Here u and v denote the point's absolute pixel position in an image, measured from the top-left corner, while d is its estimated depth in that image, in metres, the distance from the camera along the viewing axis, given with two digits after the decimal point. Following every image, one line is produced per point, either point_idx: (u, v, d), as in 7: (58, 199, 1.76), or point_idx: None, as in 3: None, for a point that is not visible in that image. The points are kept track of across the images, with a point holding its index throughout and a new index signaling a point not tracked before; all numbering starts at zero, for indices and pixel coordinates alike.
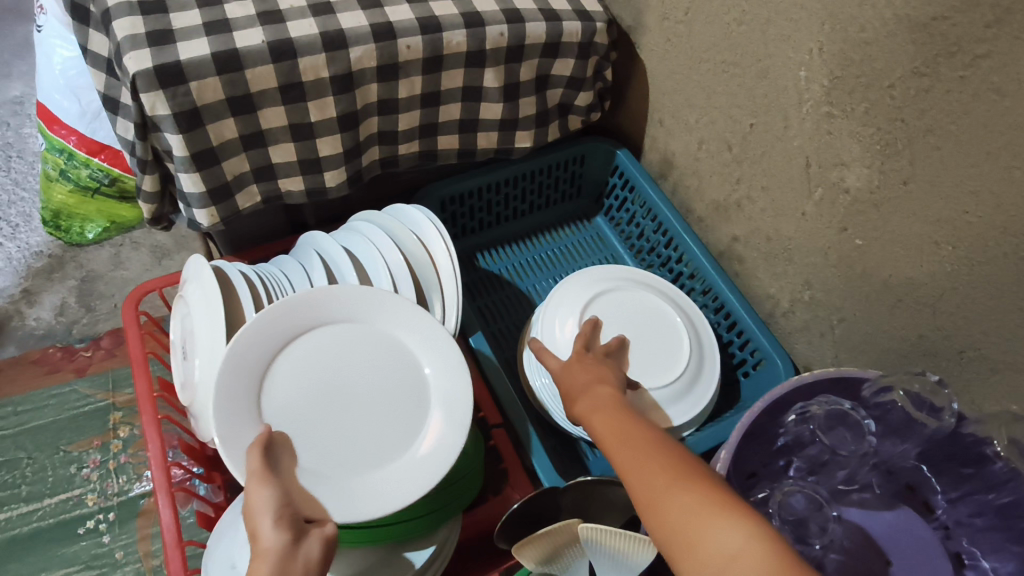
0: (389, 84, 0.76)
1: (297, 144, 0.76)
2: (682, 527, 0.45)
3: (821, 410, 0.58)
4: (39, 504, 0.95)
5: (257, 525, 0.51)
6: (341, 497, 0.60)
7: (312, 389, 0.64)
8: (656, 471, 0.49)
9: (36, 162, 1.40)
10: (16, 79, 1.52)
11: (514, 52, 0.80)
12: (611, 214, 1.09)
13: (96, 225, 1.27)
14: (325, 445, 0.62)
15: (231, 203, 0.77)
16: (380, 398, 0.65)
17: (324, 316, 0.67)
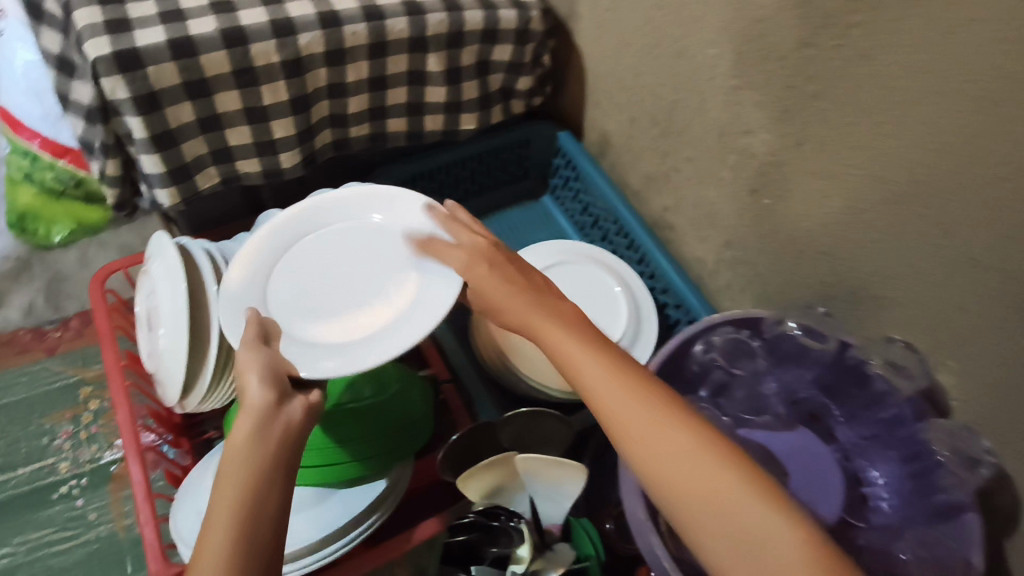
0: (337, 68, 0.82)
1: (252, 127, 0.82)
2: (710, 502, 0.44)
3: (723, 338, 0.70)
4: (13, 473, 0.99)
5: (245, 383, 0.53)
6: (371, 351, 0.63)
7: (314, 295, 0.68)
8: (687, 439, 0.46)
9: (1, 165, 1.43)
10: None
11: (454, 38, 0.87)
12: (557, 195, 1.16)
13: (62, 228, 1.29)
14: (344, 329, 0.66)
15: (191, 183, 0.83)
16: (373, 273, 0.70)
17: (294, 235, 0.73)
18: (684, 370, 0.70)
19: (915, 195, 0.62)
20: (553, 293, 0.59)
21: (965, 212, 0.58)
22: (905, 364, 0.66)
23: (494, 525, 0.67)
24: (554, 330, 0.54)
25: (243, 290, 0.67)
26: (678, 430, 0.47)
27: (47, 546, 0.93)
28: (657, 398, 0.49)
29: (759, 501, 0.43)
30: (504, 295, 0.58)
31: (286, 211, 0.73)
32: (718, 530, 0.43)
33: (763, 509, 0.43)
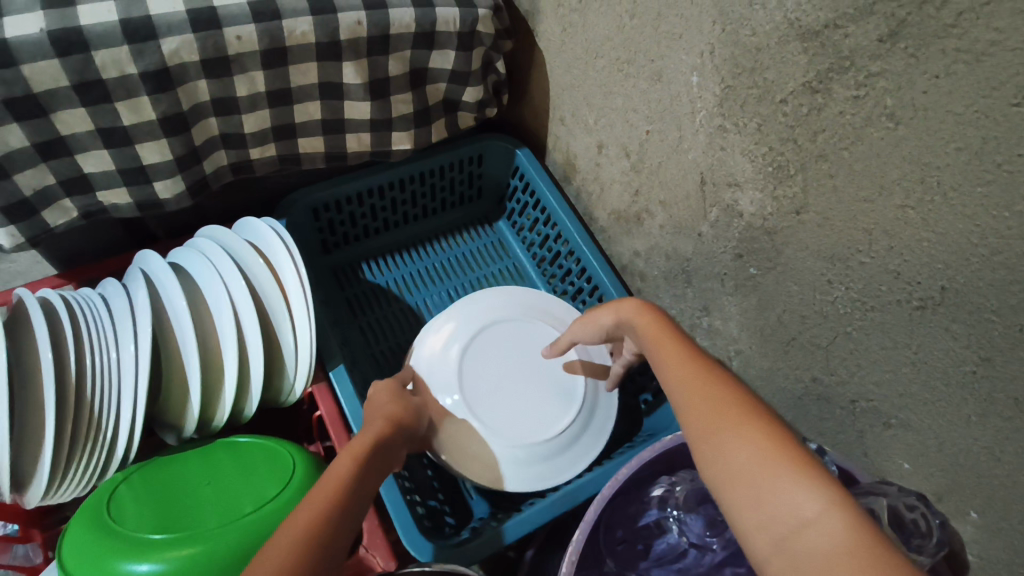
0: (222, 80, 0.64)
1: (113, 152, 0.64)
2: (746, 471, 0.40)
3: (684, 490, 0.60)
4: None
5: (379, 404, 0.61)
6: (434, 349, 0.75)
7: (502, 401, 0.73)
8: (738, 412, 0.43)
9: None
10: None
11: (377, 44, 0.69)
12: (513, 219, 0.99)
13: None
14: (448, 361, 0.74)
15: (39, 220, 0.65)
16: (527, 382, 0.75)
17: (535, 435, 0.71)
18: (635, 513, 0.62)
19: (944, 305, 0.47)
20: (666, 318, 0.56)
21: (1012, 343, 0.44)
22: (918, 520, 0.49)
23: None
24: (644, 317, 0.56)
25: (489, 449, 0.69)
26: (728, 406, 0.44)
27: None
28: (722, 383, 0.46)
29: (790, 477, 0.39)
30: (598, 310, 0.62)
31: (528, 451, 0.70)
32: (746, 498, 0.39)
33: (800, 486, 0.38)
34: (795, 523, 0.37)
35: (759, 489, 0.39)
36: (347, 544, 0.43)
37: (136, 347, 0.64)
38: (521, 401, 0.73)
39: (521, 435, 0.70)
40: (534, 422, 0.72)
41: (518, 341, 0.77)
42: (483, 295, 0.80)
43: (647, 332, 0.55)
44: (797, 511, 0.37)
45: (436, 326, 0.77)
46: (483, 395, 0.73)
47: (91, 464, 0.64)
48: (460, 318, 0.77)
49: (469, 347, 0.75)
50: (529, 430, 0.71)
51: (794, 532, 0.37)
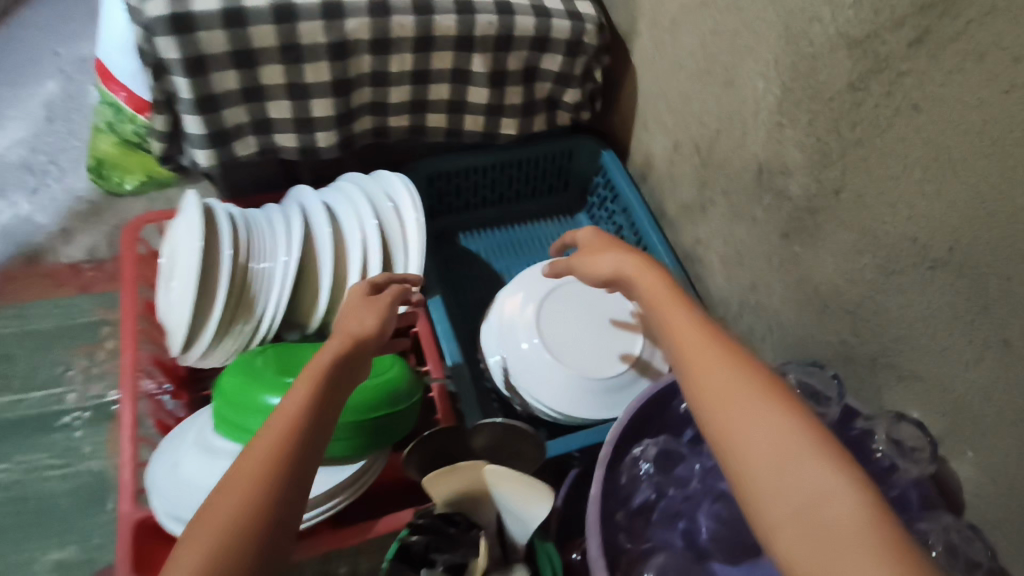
0: (382, 57, 0.82)
1: (292, 102, 0.83)
2: (769, 443, 0.43)
3: None
4: (26, 395, 0.87)
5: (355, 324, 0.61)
6: (514, 303, 0.89)
7: (573, 346, 0.85)
8: (749, 386, 0.46)
9: (89, 114, 1.45)
10: (85, 40, 1.59)
11: (503, 41, 0.86)
12: (592, 212, 1.12)
13: (135, 177, 1.28)
14: (526, 313, 0.87)
15: (229, 148, 0.85)
16: (595, 332, 0.87)
17: (600, 374, 0.83)
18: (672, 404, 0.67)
19: (950, 264, 0.57)
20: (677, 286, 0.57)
21: (1004, 292, 0.53)
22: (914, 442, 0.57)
23: (451, 531, 0.65)
24: (652, 282, 0.58)
25: (560, 384, 0.82)
26: (747, 378, 0.47)
27: (35, 472, 0.82)
28: (740, 354, 0.49)
29: (815, 455, 0.41)
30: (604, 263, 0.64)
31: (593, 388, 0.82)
32: (766, 469, 0.42)
33: (823, 464, 0.41)
34: (815, 498, 0.40)
35: (778, 462, 0.41)
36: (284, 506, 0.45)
37: (289, 258, 0.81)
38: (589, 347, 0.85)
39: (579, 370, 0.83)
40: (600, 364, 0.84)
41: (586, 300, 0.90)
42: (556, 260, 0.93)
43: (656, 298, 0.56)
44: (821, 488, 0.40)
45: (517, 284, 0.90)
46: (556, 339, 0.85)
47: (240, 340, 0.81)
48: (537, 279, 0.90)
49: (544, 301, 0.88)
50: (585, 368, 0.83)
51: (816, 506, 0.39)
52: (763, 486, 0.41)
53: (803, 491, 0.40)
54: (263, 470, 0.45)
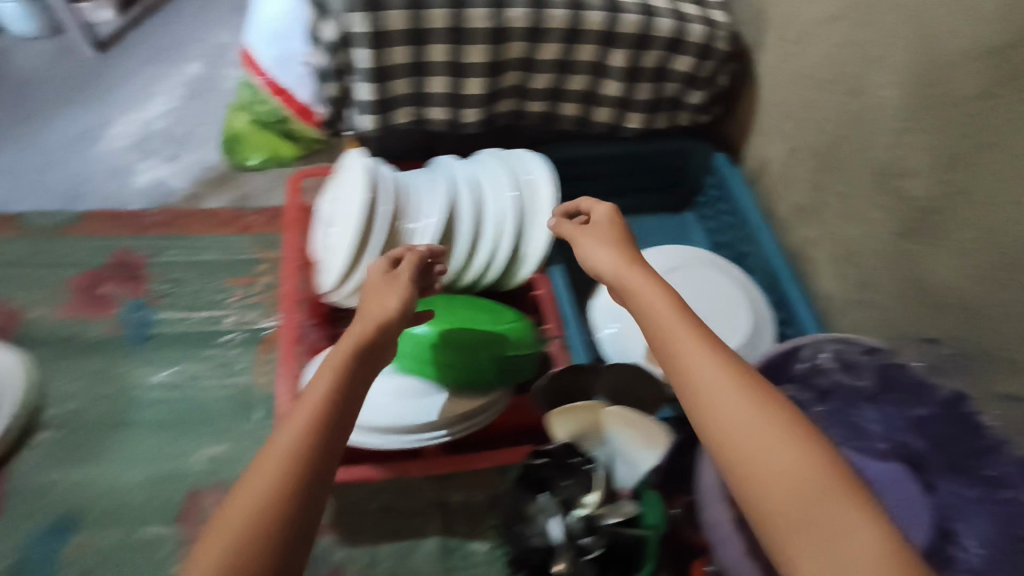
0: (531, 45, 0.92)
1: (448, 80, 0.93)
2: (785, 483, 0.41)
3: (828, 354, 0.70)
4: (190, 314, 1.00)
5: (376, 305, 0.59)
6: None
7: None
8: (760, 421, 0.44)
9: (226, 96, 1.62)
10: (225, 31, 1.78)
11: (640, 40, 0.93)
12: (700, 211, 1.18)
13: (261, 154, 1.44)
14: None
15: (388, 115, 0.96)
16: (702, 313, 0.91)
17: None
18: (784, 371, 0.71)
19: None
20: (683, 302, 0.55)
21: None
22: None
23: (571, 462, 0.71)
24: (654, 296, 0.56)
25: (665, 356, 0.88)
26: (757, 411, 0.45)
27: (197, 379, 0.94)
28: (751, 381, 0.47)
29: (835, 495, 0.40)
30: (610, 270, 0.64)
31: None
32: (787, 515, 0.40)
33: (844, 504, 0.39)
34: (840, 540, 0.38)
35: (799, 506, 0.40)
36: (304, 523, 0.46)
37: (436, 221, 0.89)
38: None
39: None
40: None
41: (695, 283, 0.95)
42: (669, 248, 0.99)
43: (659, 316, 0.54)
44: (844, 528, 0.38)
45: None
46: None
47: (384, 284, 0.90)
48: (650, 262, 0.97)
49: None
50: None
51: (839, 552, 0.38)
52: (781, 534, 0.40)
53: (826, 537, 0.39)
54: (274, 494, 0.46)
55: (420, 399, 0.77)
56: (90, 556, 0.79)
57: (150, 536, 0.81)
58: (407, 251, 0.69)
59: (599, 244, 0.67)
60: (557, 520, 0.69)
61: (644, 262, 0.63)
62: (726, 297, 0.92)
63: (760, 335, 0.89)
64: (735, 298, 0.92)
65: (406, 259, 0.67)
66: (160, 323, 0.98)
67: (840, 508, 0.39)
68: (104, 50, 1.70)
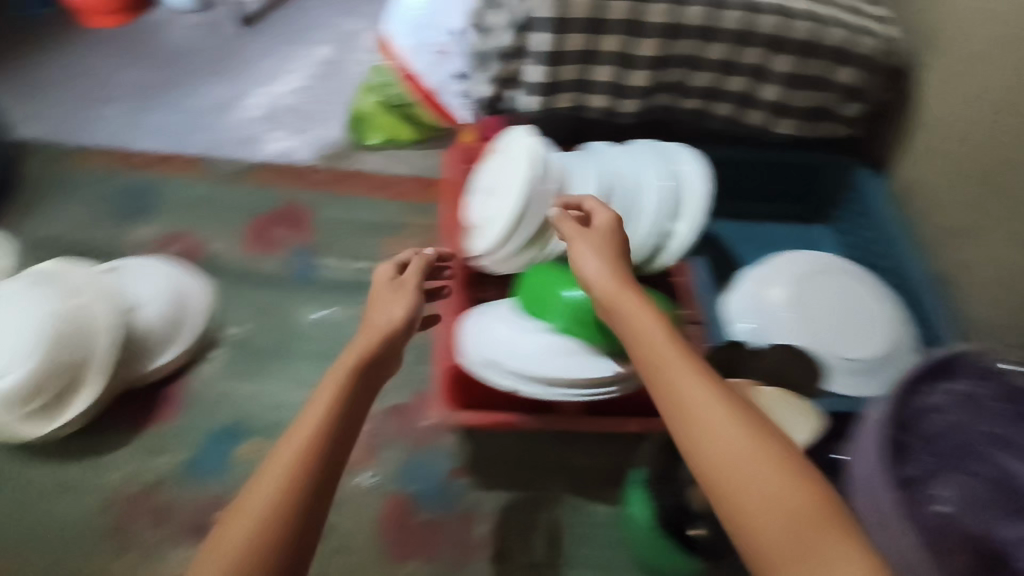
0: (701, 44, 0.96)
1: (614, 70, 0.99)
2: (768, 503, 0.48)
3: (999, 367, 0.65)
4: (348, 263, 1.08)
5: (377, 312, 0.70)
6: (769, 277, 0.98)
7: (819, 326, 0.93)
8: (746, 447, 0.50)
9: (356, 78, 1.66)
10: (360, 17, 1.82)
11: (807, 47, 0.97)
12: (835, 225, 1.19)
13: (379, 136, 1.47)
14: (779, 288, 0.96)
15: (553, 98, 1.02)
16: (842, 319, 0.94)
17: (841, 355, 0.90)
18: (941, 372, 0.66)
19: None
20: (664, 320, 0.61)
21: None
22: None
23: None
24: (638, 312, 0.62)
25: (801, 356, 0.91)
26: (745, 438, 0.51)
27: (350, 322, 1.02)
28: (733, 406, 0.53)
29: (812, 511, 0.47)
30: (597, 272, 0.67)
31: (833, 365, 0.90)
32: (775, 532, 0.47)
33: (818, 521, 0.47)
34: (820, 551, 0.45)
35: (785, 523, 0.47)
36: (317, 512, 0.55)
37: (592, 203, 0.93)
38: (834, 330, 0.92)
39: (822, 350, 0.91)
40: (842, 347, 0.91)
41: (838, 288, 0.96)
42: (812, 253, 1.01)
43: (644, 340, 0.59)
44: (824, 539, 0.46)
45: (772, 263, 0.99)
46: (803, 317, 0.94)
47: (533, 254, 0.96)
48: (792, 264, 0.99)
49: (796, 282, 0.96)
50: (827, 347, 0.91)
51: (819, 559, 0.45)
52: (767, 546, 0.47)
53: (808, 551, 0.46)
54: (290, 484, 0.54)
55: (571, 358, 0.83)
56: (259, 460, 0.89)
57: None
58: (414, 255, 0.81)
59: (590, 250, 0.69)
60: (692, 487, 0.72)
61: (635, 283, 0.66)
62: (868, 307, 0.94)
63: (897, 350, 0.91)
64: (877, 310, 0.94)
65: (414, 263, 0.78)
66: (321, 268, 1.08)
67: (817, 526, 0.46)
68: (247, 24, 1.77)
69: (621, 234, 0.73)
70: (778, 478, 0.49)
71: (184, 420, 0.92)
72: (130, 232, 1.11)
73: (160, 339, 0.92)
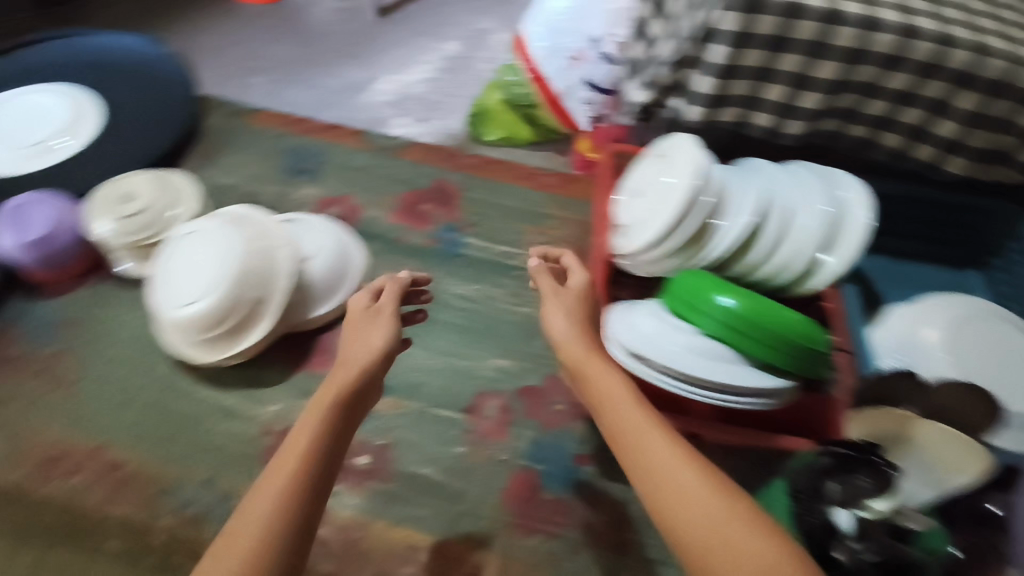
0: (883, 72, 0.95)
1: (787, 89, 0.99)
2: (732, 547, 0.52)
3: None
4: (491, 245, 1.13)
5: (361, 341, 0.77)
6: (924, 313, 0.95)
7: (975, 370, 0.90)
8: (705, 496, 0.56)
9: (482, 76, 1.71)
10: (489, 15, 1.85)
11: (998, 87, 0.94)
12: (989, 272, 1.16)
13: (499, 132, 1.53)
14: (936, 326, 0.93)
15: (718, 111, 1.03)
16: (1001, 367, 0.90)
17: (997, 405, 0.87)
18: None
19: None
20: (620, 384, 0.70)
21: None
22: None
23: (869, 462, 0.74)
24: (598, 377, 0.71)
25: None
26: (703, 487, 0.57)
27: (491, 301, 1.07)
28: (689, 457, 0.60)
29: (773, 550, 0.51)
30: (564, 330, 0.78)
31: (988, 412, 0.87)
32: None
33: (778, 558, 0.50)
34: None
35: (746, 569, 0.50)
36: (307, 523, 0.59)
37: (750, 221, 0.94)
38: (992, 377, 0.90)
39: None
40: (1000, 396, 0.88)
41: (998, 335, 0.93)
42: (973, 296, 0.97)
43: (604, 407, 0.68)
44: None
45: (932, 299, 0.96)
46: (959, 358, 0.91)
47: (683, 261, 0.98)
48: (952, 303, 0.95)
49: (954, 322, 0.93)
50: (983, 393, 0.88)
51: None
52: None
53: None
54: (286, 501, 0.58)
55: (721, 365, 0.85)
56: (398, 417, 0.95)
57: (445, 416, 0.95)
58: (390, 280, 0.87)
59: (559, 307, 0.81)
60: (839, 507, 0.72)
61: (595, 344, 0.76)
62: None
63: None
64: None
65: (388, 291, 0.84)
66: (466, 247, 1.13)
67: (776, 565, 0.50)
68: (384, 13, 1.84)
69: (589, 293, 0.85)
70: (736, 521, 0.53)
71: None
72: (292, 189, 1.19)
73: (321, 293, 0.98)
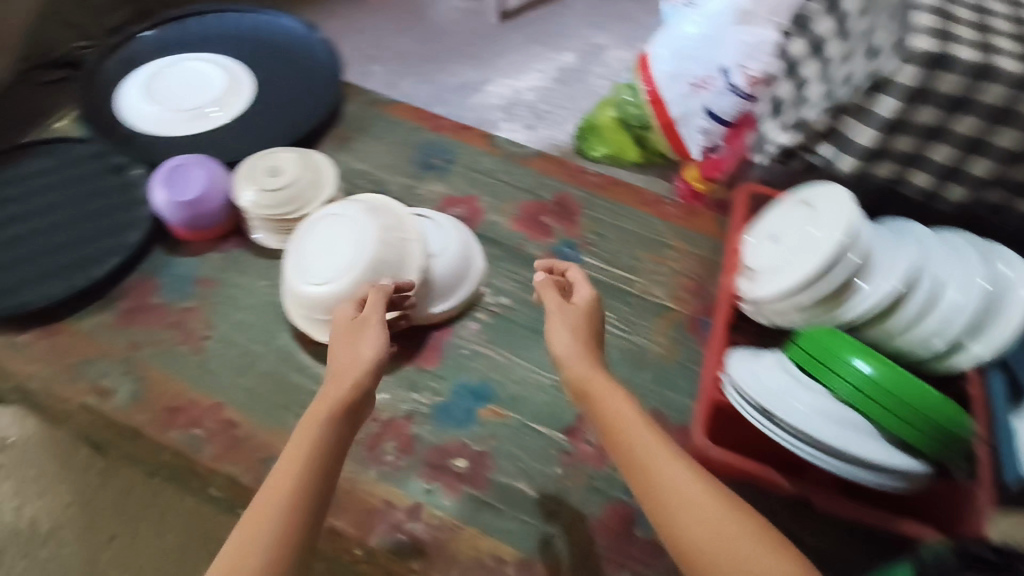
0: None
1: (957, 152, 0.93)
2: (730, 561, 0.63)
3: None
4: (607, 267, 1.12)
5: (364, 347, 0.80)
6: None
7: None
8: (709, 516, 0.65)
9: (595, 93, 1.71)
10: (605, 32, 1.83)
11: None
12: None
13: (604, 149, 1.53)
14: None
15: (874, 165, 0.98)
16: None
17: None
18: None
19: None
20: (625, 414, 0.74)
21: None
22: None
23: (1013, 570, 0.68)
24: (606, 404, 0.75)
25: None
26: (707, 505, 0.66)
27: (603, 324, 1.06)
28: (696, 478, 0.68)
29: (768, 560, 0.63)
30: (565, 355, 0.81)
31: None
32: None
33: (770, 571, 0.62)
34: None
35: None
36: (316, 514, 0.68)
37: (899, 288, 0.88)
38: None
39: None
40: None
41: None
42: None
43: (611, 432, 0.74)
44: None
45: None
46: None
47: (815, 314, 0.93)
48: None
49: None
50: None
51: None
52: None
53: None
54: (288, 502, 0.67)
55: (855, 435, 0.80)
56: (499, 426, 0.95)
57: (545, 433, 0.94)
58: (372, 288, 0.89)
59: (561, 338, 0.82)
60: None
61: (597, 364, 0.80)
62: None
63: None
64: None
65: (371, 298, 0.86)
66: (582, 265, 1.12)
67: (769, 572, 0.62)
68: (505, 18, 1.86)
69: (595, 311, 0.86)
70: (739, 536, 0.64)
71: (443, 368, 1.00)
72: (418, 184, 1.22)
73: (441, 290, 1.01)
